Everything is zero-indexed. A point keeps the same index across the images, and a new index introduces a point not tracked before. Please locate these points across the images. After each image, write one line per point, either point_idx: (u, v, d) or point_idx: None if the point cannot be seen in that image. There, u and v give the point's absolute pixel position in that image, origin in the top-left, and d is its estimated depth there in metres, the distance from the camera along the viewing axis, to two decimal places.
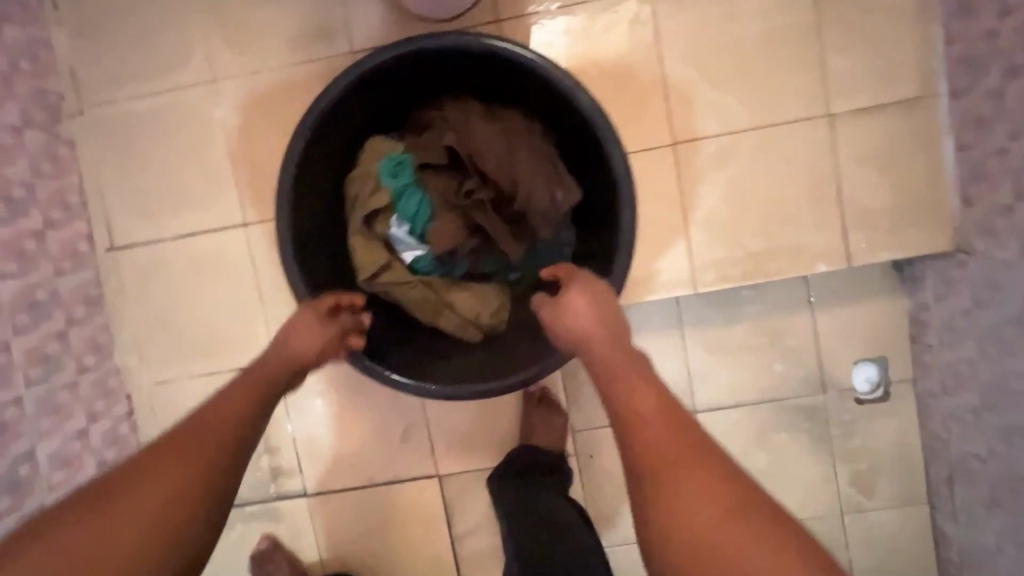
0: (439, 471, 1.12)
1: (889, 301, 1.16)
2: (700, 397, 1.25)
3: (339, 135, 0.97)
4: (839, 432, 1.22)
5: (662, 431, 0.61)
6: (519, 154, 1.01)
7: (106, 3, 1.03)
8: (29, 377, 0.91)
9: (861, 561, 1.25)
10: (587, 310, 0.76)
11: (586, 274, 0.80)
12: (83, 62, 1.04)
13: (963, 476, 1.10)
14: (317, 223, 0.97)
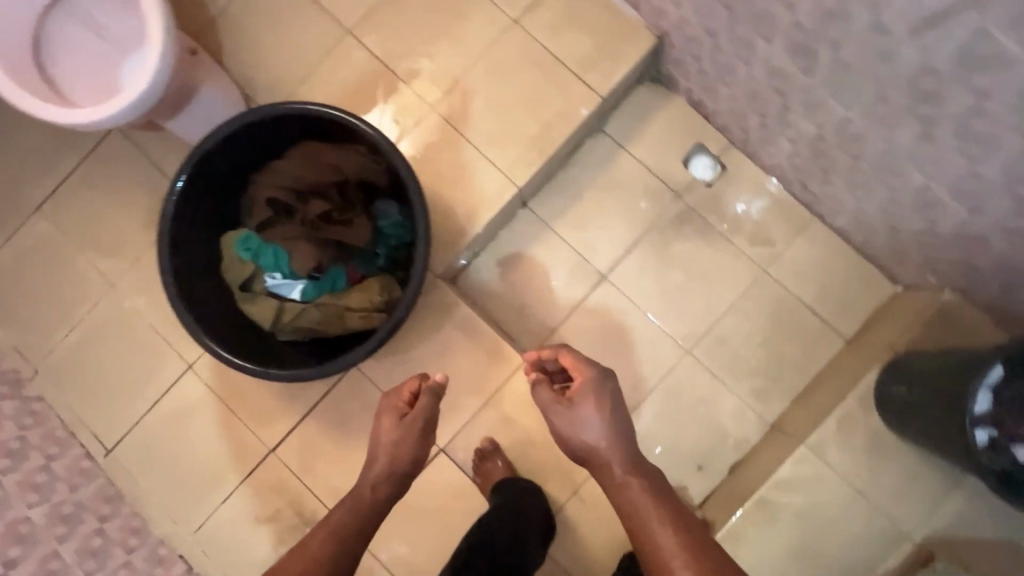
0: (442, 444, 1.28)
1: (669, 106, 1.42)
2: (601, 263, 1.42)
3: (195, 250, 1.10)
4: (714, 214, 1.40)
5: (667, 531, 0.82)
6: (320, 165, 1.12)
7: (14, 289, 1.36)
8: (86, 568, 1.17)
9: (811, 296, 1.36)
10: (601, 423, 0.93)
11: (592, 381, 0.96)
12: (20, 338, 1.35)
13: (804, 175, 1.27)
14: (215, 316, 1.09)
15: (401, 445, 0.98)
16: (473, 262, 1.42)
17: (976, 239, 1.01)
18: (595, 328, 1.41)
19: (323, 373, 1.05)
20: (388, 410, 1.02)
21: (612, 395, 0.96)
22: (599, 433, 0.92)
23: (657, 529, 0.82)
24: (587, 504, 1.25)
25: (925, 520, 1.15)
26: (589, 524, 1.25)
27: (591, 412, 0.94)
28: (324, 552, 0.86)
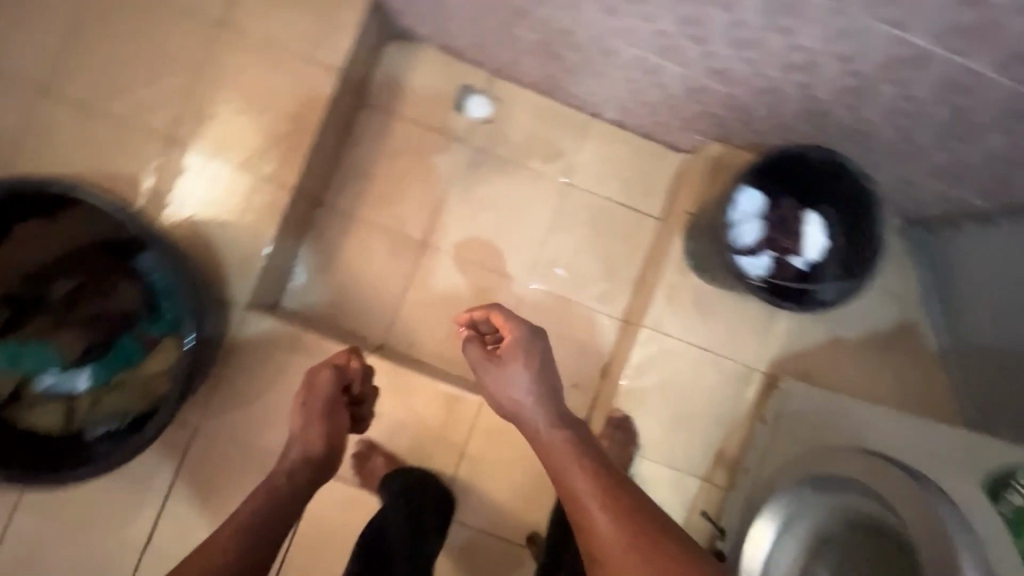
0: None
1: (422, 58, 1.40)
2: (416, 232, 1.40)
3: None
4: (502, 147, 1.41)
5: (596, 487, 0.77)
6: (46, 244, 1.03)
7: None
8: None
9: (614, 190, 1.42)
10: (521, 382, 0.87)
11: (525, 337, 0.88)
12: None
13: (561, 82, 1.30)
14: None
15: (316, 428, 0.99)
16: (291, 278, 1.35)
17: (701, 88, 1.07)
18: (434, 296, 1.40)
19: (140, 446, 1.00)
20: (323, 377, 1.02)
21: (543, 356, 0.88)
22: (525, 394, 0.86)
23: (579, 486, 0.77)
24: (476, 463, 1.26)
25: (761, 351, 1.27)
26: (485, 481, 1.26)
27: (515, 368, 0.87)
28: (235, 542, 0.77)
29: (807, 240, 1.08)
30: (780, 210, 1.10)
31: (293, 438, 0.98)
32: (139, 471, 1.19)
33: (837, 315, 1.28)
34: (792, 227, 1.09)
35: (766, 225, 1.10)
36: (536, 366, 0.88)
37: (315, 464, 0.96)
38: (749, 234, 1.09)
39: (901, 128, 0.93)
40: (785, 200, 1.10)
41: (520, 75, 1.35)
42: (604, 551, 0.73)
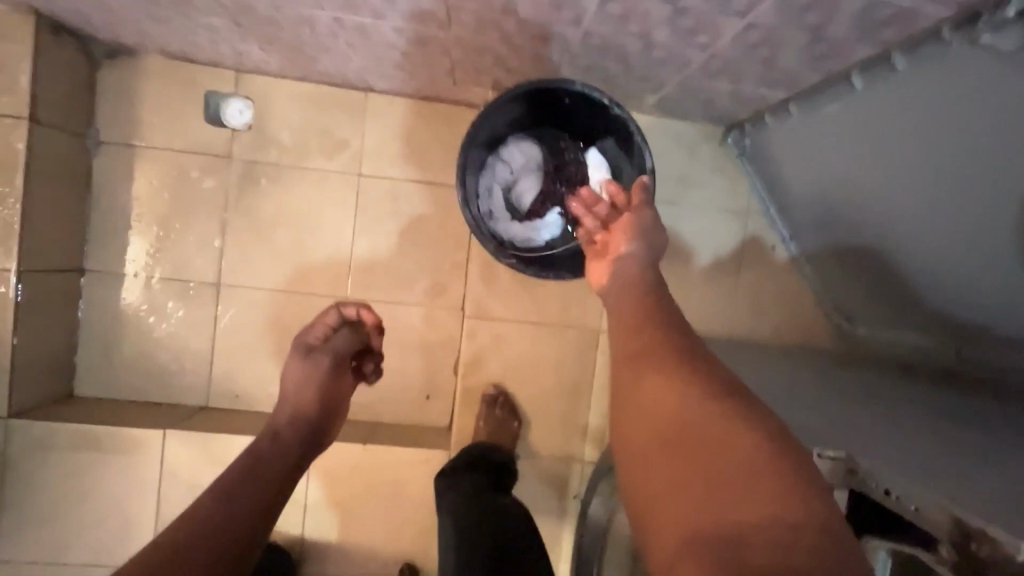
0: None
1: (151, 73, 1.19)
2: (207, 270, 1.23)
3: None
4: (275, 152, 1.22)
5: (664, 343, 0.51)
6: None
7: None
8: None
9: (414, 170, 1.24)
10: (637, 256, 0.67)
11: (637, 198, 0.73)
12: None
13: (306, 64, 1.10)
14: None
15: (319, 386, 0.89)
16: (78, 361, 1.21)
17: (426, 38, 0.89)
18: (247, 336, 1.25)
19: None
20: (336, 332, 0.95)
21: (655, 239, 0.69)
22: (630, 269, 0.65)
23: (641, 339, 0.53)
24: (325, 509, 1.15)
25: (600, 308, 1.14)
26: (341, 525, 1.15)
27: (626, 226, 0.70)
28: (214, 508, 0.62)
29: (590, 186, 0.95)
30: (558, 161, 0.99)
31: (291, 379, 0.89)
32: None
33: (674, 250, 1.15)
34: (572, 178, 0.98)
35: (544, 180, 0.99)
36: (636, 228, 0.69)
37: (308, 418, 0.86)
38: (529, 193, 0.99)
39: (639, 35, 0.77)
40: (562, 148, 0.99)
41: (261, 65, 1.14)
42: (630, 419, 0.47)
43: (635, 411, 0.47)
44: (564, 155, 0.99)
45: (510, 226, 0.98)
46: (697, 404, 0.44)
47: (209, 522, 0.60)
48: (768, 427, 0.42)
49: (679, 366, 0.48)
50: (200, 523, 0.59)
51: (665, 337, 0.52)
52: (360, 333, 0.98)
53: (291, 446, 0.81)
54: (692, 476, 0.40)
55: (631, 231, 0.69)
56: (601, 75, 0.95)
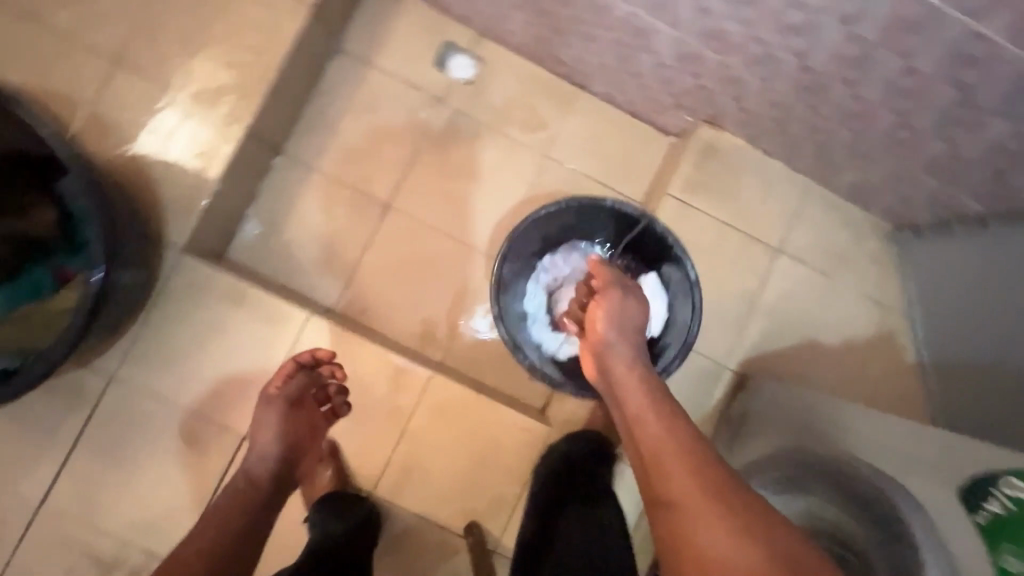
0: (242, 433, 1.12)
1: (404, 8, 1.31)
2: (382, 191, 1.31)
3: None
4: (482, 111, 1.33)
5: (671, 449, 0.73)
6: None
7: None
8: None
9: (596, 169, 1.34)
10: (624, 326, 0.94)
11: (610, 299, 0.97)
12: None
13: (550, 45, 1.22)
14: None
15: (278, 421, 1.04)
16: (238, 230, 1.26)
17: (694, 57, 0.99)
18: (394, 262, 1.30)
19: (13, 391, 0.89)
20: (298, 381, 1.07)
21: (629, 324, 0.95)
22: (620, 329, 0.94)
23: (666, 452, 0.73)
24: (417, 442, 1.17)
25: (733, 346, 1.19)
26: (425, 463, 1.17)
27: (623, 311, 0.95)
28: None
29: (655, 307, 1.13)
30: (609, 271, 1.16)
31: (262, 438, 1.03)
32: (40, 423, 1.07)
33: (815, 318, 1.21)
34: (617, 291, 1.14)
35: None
36: (618, 315, 0.95)
37: (286, 463, 1.03)
38: (541, 324, 1.17)
39: (900, 112, 0.86)
40: (619, 258, 1.17)
41: (507, 35, 1.26)
42: (673, 489, 0.69)
43: (682, 528, 0.66)
44: (613, 266, 1.16)
45: (541, 335, 1.16)
46: (711, 494, 0.66)
47: None
48: (747, 504, 0.66)
49: (690, 463, 0.71)
50: None
51: (669, 440, 0.74)
52: (314, 376, 1.09)
53: (256, 485, 0.99)
54: (722, 521, 0.64)
55: (609, 319, 0.94)
56: (824, 139, 1.04)
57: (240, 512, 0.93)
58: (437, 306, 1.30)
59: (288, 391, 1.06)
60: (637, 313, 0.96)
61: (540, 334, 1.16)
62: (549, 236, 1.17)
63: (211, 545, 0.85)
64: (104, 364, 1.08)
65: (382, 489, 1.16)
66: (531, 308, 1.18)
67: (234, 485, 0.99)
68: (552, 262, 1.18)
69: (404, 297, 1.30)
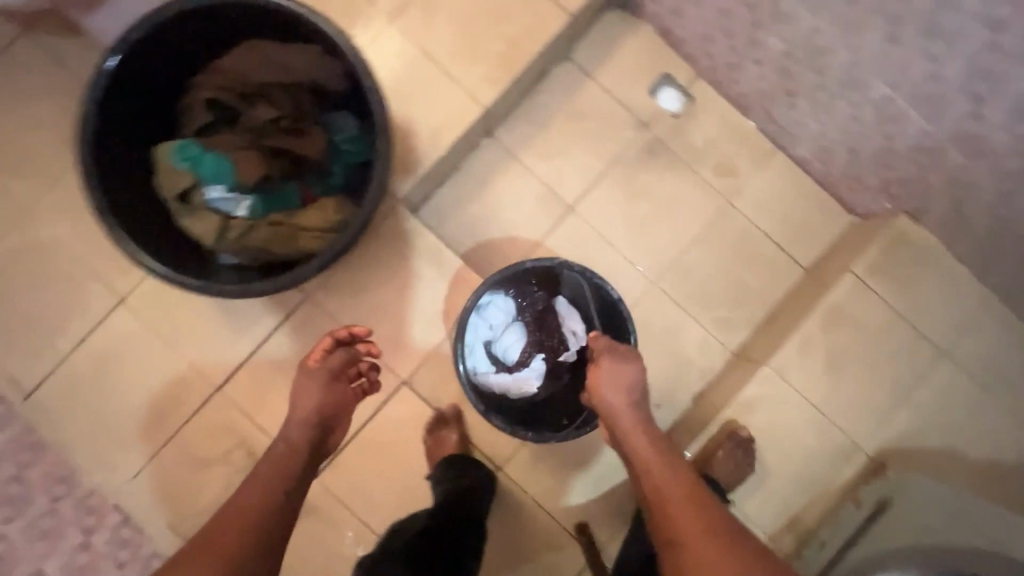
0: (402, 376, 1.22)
1: (636, 35, 1.39)
2: (568, 193, 1.39)
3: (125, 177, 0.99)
4: (679, 145, 1.39)
5: (684, 514, 0.83)
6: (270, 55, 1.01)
7: None
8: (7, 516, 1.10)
9: (771, 227, 1.38)
10: (630, 385, 0.98)
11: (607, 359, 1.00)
12: None
13: (769, 102, 1.28)
14: (158, 243, 0.99)
15: (321, 394, 0.96)
16: (433, 195, 1.36)
17: (930, 151, 1.04)
18: (562, 260, 1.38)
19: (261, 286, 0.98)
20: (338, 355, 0.99)
21: (635, 382, 0.99)
22: (621, 391, 0.98)
23: (678, 516, 0.83)
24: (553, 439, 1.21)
25: (877, 431, 1.20)
26: (555, 456, 1.22)
27: (618, 373, 0.99)
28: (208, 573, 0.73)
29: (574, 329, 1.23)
30: (534, 302, 1.25)
31: (298, 408, 0.95)
32: (240, 316, 1.20)
33: (969, 429, 1.19)
34: (547, 317, 1.24)
35: (525, 328, 1.23)
36: (627, 384, 0.98)
37: (321, 436, 0.95)
38: (510, 350, 1.22)
39: None
40: (529, 296, 1.24)
41: (728, 82, 1.33)
42: (692, 551, 0.79)
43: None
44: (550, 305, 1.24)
45: (500, 377, 1.20)
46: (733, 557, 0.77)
47: None
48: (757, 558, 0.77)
49: (704, 524, 0.81)
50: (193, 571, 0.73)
51: (683, 503, 0.84)
52: (353, 349, 1.02)
53: (295, 454, 0.90)
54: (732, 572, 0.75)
55: (609, 382, 0.98)
56: None
57: (265, 484, 0.84)
58: None
59: (334, 360, 0.99)
60: (634, 372, 0.99)
61: (500, 380, 1.20)
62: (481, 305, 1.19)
63: (245, 538, 0.77)
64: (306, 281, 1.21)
65: (509, 466, 1.23)
66: (474, 360, 1.19)
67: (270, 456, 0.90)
68: (489, 316, 1.20)
69: None
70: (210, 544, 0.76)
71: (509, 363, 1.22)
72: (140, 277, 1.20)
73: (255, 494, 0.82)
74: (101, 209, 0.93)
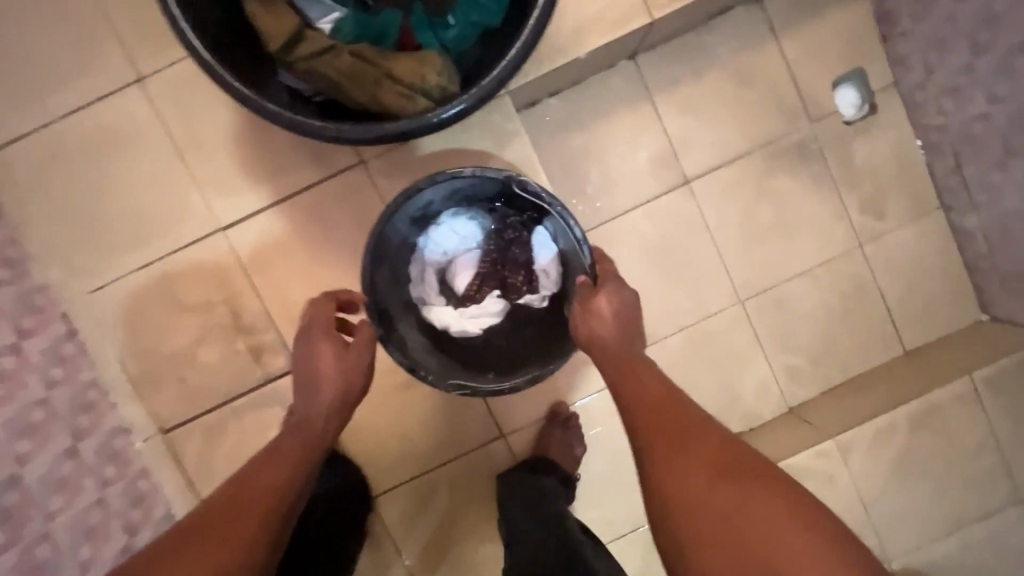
0: None
1: (848, 8, 1.11)
2: (690, 165, 1.15)
3: None
4: (837, 159, 1.15)
5: (676, 464, 0.57)
6: None
7: None
8: None
9: (891, 291, 1.18)
10: (613, 319, 0.71)
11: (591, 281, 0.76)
12: None
13: (971, 151, 1.04)
14: (214, 24, 0.76)
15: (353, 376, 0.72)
16: (539, 103, 1.12)
17: None
18: (652, 237, 1.17)
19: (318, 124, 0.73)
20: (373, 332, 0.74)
21: (624, 302, 0.73)
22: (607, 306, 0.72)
23: (668, 465, 0.57)
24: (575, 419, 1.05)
25: (912, 548, 1.07)
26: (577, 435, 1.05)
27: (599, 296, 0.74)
28: None
29: (540, 264, 0.87)
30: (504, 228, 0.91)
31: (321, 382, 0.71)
32: (274, 156, 0.97)
33: None
34: (517, 250, 0.89)
35: (484, 259, 0.90)
36: (624, 316, 0.72)
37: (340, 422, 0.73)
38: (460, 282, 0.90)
39: None
40: (500, 215, 0.90)
41: (930, 107, 1.08)
42: (689, 517, 0.54)
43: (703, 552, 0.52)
44: (510, 224, 0.89)
45: (444, 310, 0.89)
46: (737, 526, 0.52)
47: None
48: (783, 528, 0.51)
49: (701, 474, 0.55)
50: None
51: (678, 447, 0.58)
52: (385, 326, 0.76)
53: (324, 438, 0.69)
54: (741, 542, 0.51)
55: (590, 306, 0.73)
56: None
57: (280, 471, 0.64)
58: (657, 305, 1.18)
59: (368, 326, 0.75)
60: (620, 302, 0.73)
61: (441, 317, 0.88)
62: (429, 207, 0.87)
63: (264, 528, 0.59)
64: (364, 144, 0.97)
65: (513, 437, 1.06)
66: (419, 293, 0.90)
67: (286, 429, 0.69)
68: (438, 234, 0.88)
69: (633, 277, 1.18)
70: (236, 510, 0.59)
71: (455, 291, 0.90)
72: (169, 61, 0.95)
73: (287, 474, 0.64)
74: None
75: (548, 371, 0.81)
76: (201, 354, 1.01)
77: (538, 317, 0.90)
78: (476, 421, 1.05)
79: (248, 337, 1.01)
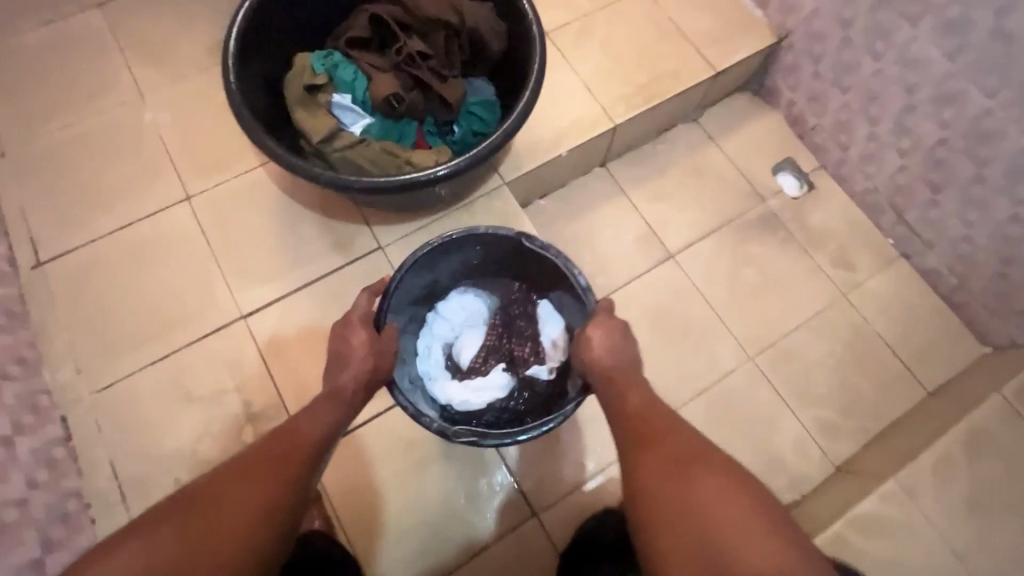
0: None
1: (765, 117, 1.40)
2: (672, 242, 1.29)
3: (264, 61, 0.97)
4: (796, 225, 1.31)
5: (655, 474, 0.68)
6: None
7: (42, 75, 1.18)
8: None
9: (891, 334, 1.22)
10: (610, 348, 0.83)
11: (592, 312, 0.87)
12: (10, 128, 1.13)
13: (905, 199, 1.22)
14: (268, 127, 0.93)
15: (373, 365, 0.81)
16: (531, 203, 1.29)
17: None
18: (650, 306, 1.23)
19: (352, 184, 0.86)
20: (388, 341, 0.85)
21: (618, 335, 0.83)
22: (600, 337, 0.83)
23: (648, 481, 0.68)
24: None
25: None
26: None
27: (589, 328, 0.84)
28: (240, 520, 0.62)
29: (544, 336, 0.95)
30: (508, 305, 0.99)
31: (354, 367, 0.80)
32: (300, 250, 1.08)
33: None
34: (523, 322, 0.97)
35: (490, 333, 0.97)
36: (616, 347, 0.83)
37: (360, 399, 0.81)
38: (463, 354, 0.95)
39: None
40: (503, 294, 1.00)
41: (856, 175, 1.29)
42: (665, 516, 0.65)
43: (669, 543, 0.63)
44: (513, 300, 0.99)
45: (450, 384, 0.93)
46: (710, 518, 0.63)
47: (206, 521, 0.61)
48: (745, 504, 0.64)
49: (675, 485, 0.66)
50: (201, 514, 0.61)
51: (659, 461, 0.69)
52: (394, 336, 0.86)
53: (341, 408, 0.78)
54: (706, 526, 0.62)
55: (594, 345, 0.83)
56: None
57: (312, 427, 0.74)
58: (671, 370, 1.18)
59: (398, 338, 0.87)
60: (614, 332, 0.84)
61: (446, 390, 0.92)
62: (437, 284, 0.97)
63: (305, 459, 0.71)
64: (383, 232, 1.09)
65: (548, 515, 0.95)
66: (426, 366, 0.95)
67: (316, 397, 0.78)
68: (446, 308, 0.97)
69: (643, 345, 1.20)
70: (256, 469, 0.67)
71: (461, 366, 0.95)
72: (215, 182, 1.11)
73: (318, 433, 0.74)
74: (230, 64, 0.88)
75: (562, 418, 0.81)
76: (203, 450, 0.94)
77: (543, 388, 0.94)
78: (502, 501, 0.95)
79: (256, 425, 0.96)
